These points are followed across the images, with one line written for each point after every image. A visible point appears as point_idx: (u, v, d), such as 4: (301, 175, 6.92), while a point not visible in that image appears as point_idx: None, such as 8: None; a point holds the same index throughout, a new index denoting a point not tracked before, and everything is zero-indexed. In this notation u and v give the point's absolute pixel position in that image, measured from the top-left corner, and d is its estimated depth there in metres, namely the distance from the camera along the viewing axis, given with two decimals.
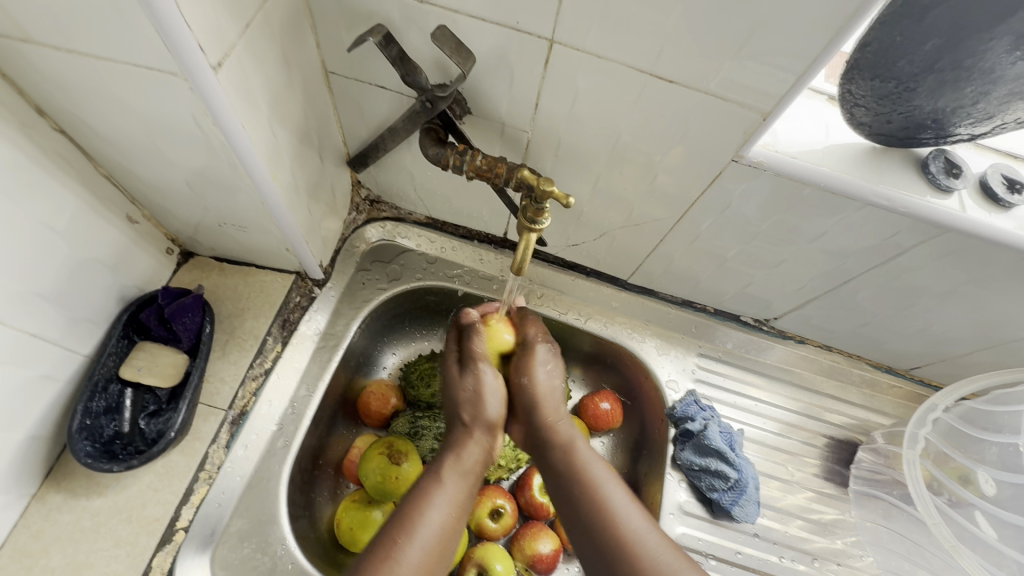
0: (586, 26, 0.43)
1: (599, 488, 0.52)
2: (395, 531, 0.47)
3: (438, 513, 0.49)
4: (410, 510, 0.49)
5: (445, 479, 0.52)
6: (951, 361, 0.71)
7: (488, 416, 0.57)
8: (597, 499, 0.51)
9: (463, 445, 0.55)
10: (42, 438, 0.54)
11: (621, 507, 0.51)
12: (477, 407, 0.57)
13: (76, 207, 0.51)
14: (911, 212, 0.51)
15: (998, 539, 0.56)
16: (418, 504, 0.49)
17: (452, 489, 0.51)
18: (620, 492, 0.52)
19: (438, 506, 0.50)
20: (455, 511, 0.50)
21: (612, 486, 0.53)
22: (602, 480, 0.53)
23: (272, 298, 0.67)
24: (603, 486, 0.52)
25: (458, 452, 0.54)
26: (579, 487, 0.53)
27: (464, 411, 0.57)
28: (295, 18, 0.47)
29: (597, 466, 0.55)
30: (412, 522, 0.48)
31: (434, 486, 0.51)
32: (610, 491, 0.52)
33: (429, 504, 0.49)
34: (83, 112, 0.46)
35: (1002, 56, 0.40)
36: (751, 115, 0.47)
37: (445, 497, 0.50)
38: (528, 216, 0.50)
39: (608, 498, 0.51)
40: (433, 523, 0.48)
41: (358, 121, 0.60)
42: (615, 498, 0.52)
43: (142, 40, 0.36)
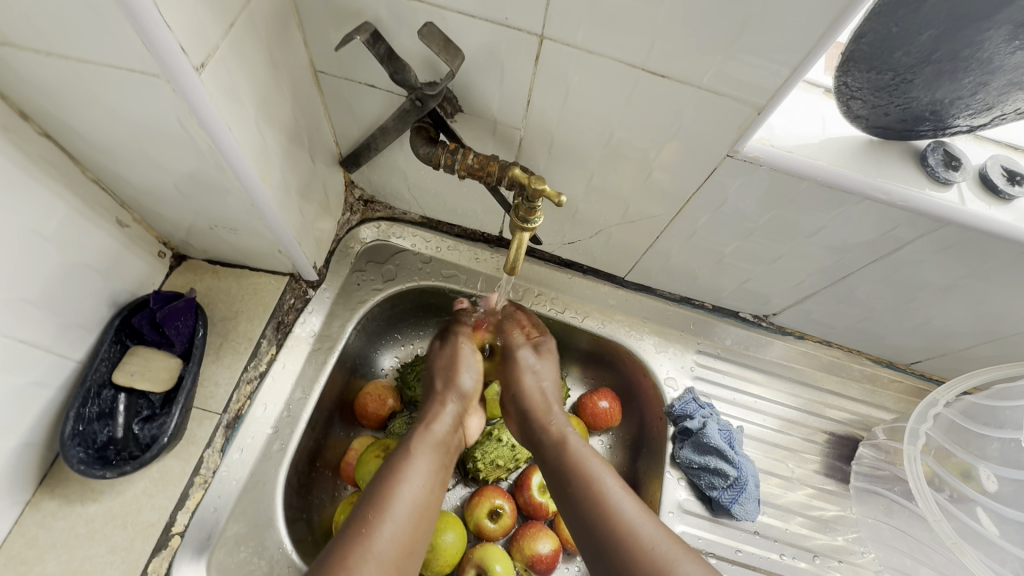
0: (576, 21, 0.43)
1: (594, 479, 0.54)
2: (375, 503, 0.50)
3: (411, 487, 0.52)
4: (383, 483, 0.52)
5: (418, 451, 0.55)
6: (952, 356, 0.70)
7: (464, 387, 0.63)
8: (592, 490, 0.53)
9: (439, 417, 0.59)
10: (35, 444, 0.53)
11: (615, 496, 0.53)
12: (452, 389, 0.62)
13: (65, 212, 0.51)
14: (911, 205, 0.50)
15: (1000, 536, 0.56)
16: (394, 475, 0.52)
17: (424, 462, 0.54)
18: (615, 481, 0.54)
19: (412, 478, 0.53)
20: (427, 484, 0.53)
21: (607, 477, 0.55)
22: (598, 472, 0.55)
23: (265, 301, 0.66)
24: (594, 475, 0.55)
25: (432, 424, 0.59)
26: (575, 481, 0.55)
27: (438, 382, 0.63)
28: (282, 17, 0.47)
29: (593, 459, 0.57)
30: (387, 494, 0.50)
31: (408, 456, 0.54)
32: (605, 482, 0.54)
33: (404, 477, 0.52)
34: (68, 116, 0.45)
35: (1001, 46, 0.39)
36: (745, 109, 0.46)
37: (420, 470, 0.54)
38: (521, 214, 0.50)
39: (603, 488, 0.54)
40: (406, 498, 0.51)
41: (349, 121, 0.60)
42: (609, 486, 0.54)
43: (123, 42, 0.36)
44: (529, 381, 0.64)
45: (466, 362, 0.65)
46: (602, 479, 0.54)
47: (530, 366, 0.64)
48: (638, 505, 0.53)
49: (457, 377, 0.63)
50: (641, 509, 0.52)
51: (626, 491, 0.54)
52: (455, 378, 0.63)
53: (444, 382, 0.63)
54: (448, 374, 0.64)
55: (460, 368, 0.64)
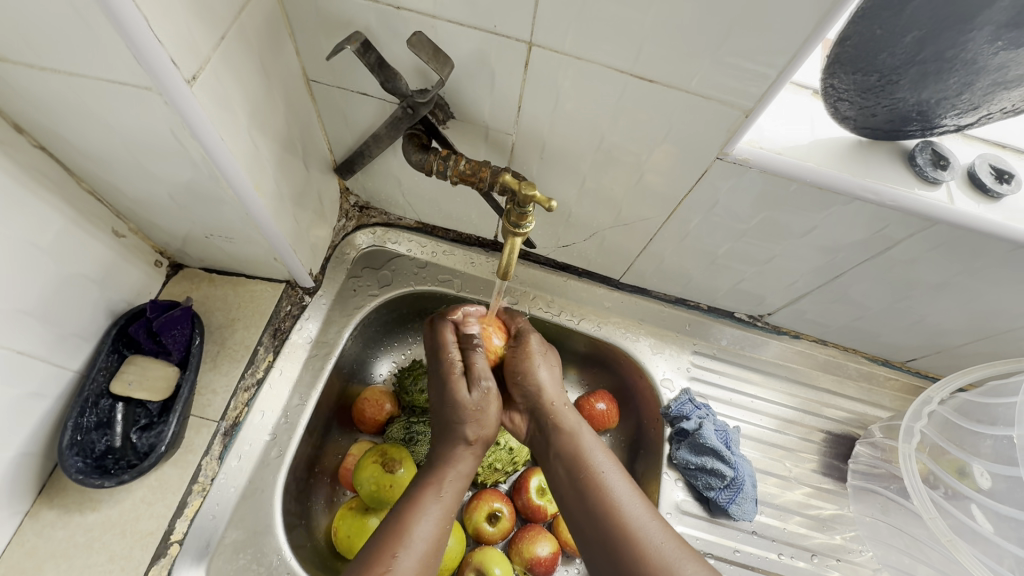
0: (564, 27, 0.43)
1: (600, 475, 0.54)
2: (391, 539, 0.49)
3: (428, 525, 0.51)
4: (401, 521, 0.51)
5: (439, 493, 0.53)
6: (946, 353, 0.71)
7: (488, 425, 0.57)
8: (599, 484, 0.54)
9: (461, 459, 0.56)
10: (34, 454, 0.54)
11: (622, 494, 0.53)
12: (479, 428, 0.57)
13: (61, 223, 0.51)
14: (900, 205, 0.50)
15: (995, 533, 0.56)
16: (410, 514, 0.51)
17: (443, 502, 0.53)
18: (620, 478, 0.55)
19: (431, 516, 0.51)
20: (445, 522, 0.52)
21: (613, 473, 0.55)
22: (603, 467, 0.55)
23: (262, 308, 0.67)
24: (605, 473, 0.55)
25: (453, 462, 0.56)
26: (581, 473, 0.55)
27: (468, 428, 0.57)
28: (273, 27, 0.47)
29: (598, 452, 0.57)
30: (405, 533, 0.49)
31: (426, 495, 0.53)
32: (610, 477, 0.54)
33: (422, 517, 0.51)
34: (63, 129, 0.46)
35: (983, 46, 0.40)
36: (733, 112, 0.46)
37: (437, 508, 0.52)
38: (512, 220, 0.50)
39: (609, 484, 0.54)
40: (424, 537, 0.50)
41: (343, 128, 0.60)
42: (614, 484, 0.54)
43: (113, 56, 0.36)
44: (524, 394, 0.61)
45: (487, 397, 0.58)
46: (607, 476, 0.54)
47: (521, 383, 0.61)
48: (644, 504, 0.53)
49: (482, 416, 0.57)
50: (644, 506, 0.53)
51: (632, 487, 0.54)
52: (465, 405, 0.57)
53: (464, 418, 0.57)
54: (462, 406, 0.57)
55: (484, 407, 0.57)
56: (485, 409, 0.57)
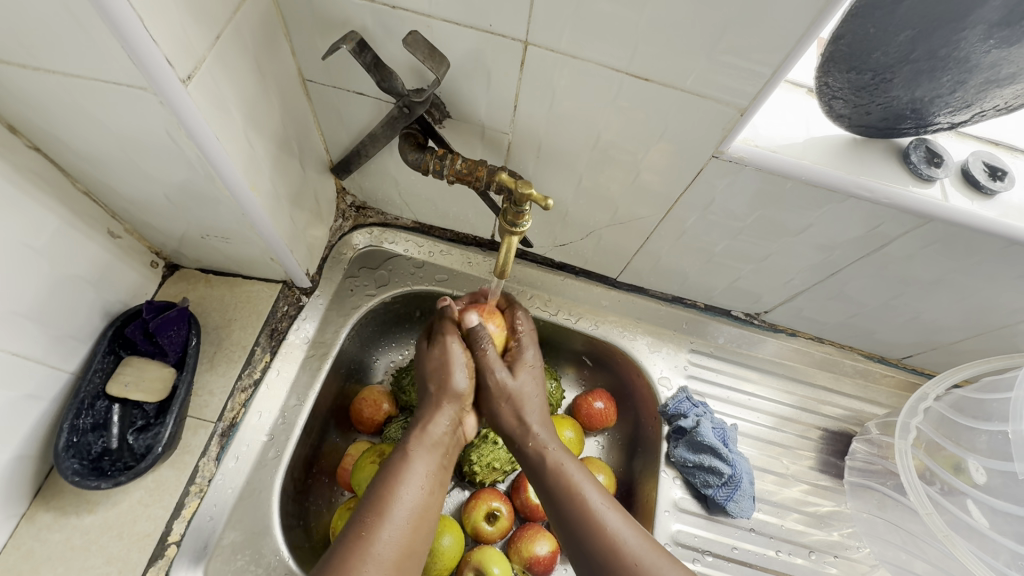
0: (560, 26, 0.43)
1: (577, 490, 0.53)
2: (372, 507, 0.49)
3: (410, 491, 0.51)
4: (381, 489, 0.51)
5: (415, 455, 0.53)
6: (942, 350, 0.71)
7: (454, 386, 0.59)
8: (575, 501, 0.53)
9: (434, 420, 0.57)
10: (30, 456, 0.53)
11: (599, 508, 0.52)
12: (450, 393, 0.58)
13: (57, 224, 0.51)
14: (895, 203, 0.51)
15: (990, 527, 0.56)
16: (391, 480, 0.51)
17: (422, 466, 0.53)
18: (596, 491, 0.54)
19: (413, 482, 0.52)
20: (427, 488, 0.52)
21: (589, 485, 0.54)
22: (578, 481, 0.54)
23: (258, 308, 0.67)
24: (581, 489, 0.54)
25: (427, 426, 0.56)
26: (556, 490, 0.54)
27: (433, 383, 0.59)
28: (269, 26, 0.47)
29: (572, 465, 0.56)
30: (385, 500, 0.50)
31: (407, 460, 0.53)
32: (587, 492, 0.53)
33: (402, 483, 0.51)
34: (58, 130, 0.46)
35: (976, 45, 0.40)
36: (728, 110, 0.46)
37: (418, 475, 0.52)
38: (509, 218, 0.51)
39: (586, 499, 0.53)
40: (405, 503, 0.50)
41: (339, 128, 0.60)
42: (591, 497, 0.53)
43: (108, 55, 0.36)
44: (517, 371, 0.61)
45: (456, 360, 0.59)
46: (585, 492, 0.53)
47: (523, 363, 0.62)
48: (621, 516, 0.53)
49: (451, 377, 0.59)
50: (621, 518, 0.53)
51: (611, 502, 0.54)
52: (448, 378, 0.59)
53: (438, 386, 0.59)
54: (439, 375, 0.59)
55: (449, 367, 0.59)
56: (450, 365, 0.59)
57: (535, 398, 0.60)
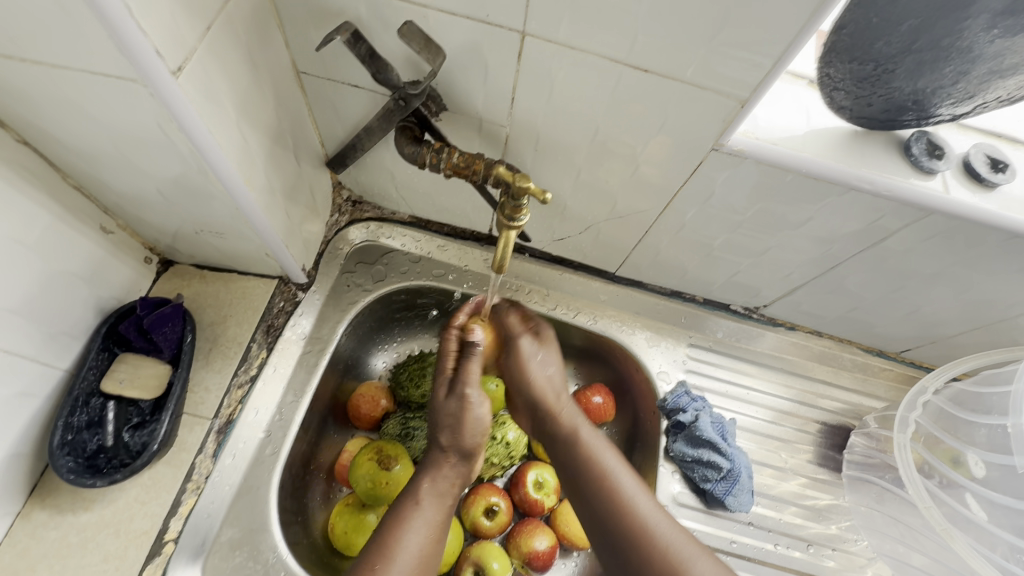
0: (558, 17, 0.43)
1: (610, 478, 0.54)
2: (380, 556, 0.48)
3: (414, 538, 0.50)
4: (388, 534, 0.50)
5: (423, 502, 0.52)
6: (940, 343, 0.71)
7: (465, 443, 0.56)
8: (609, 489, 0.54)
9: (443, 471, 0.55)
10: (23, 455, 0.53)
11: (632, 495, 0.53)
12: (464, 447, 0.56)
13: (47, 221, 0.50)
14: (896, 195, 0.50)
15: (989, 520, 0.56)
16: (398, 531, 0.50)
17: (429, 513, 0.52)
18: (631, 478, 0.54)
19: (421, 530, 0.51)
20: (433, 537, 0.51)
21: (619, 470, 0.55)
22: (612, 469, 0.55)
23: (255, 304, 0.66)
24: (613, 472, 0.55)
25: (438, 476, 0.55)
26: (590, 473, 0.55)
27: (444, 438, 0.56)
28: (261, 18, 0.46)
29: (604, 453, 0.57)
30: (390, 547, 0.49)
31: (412, 510, 0.52)
32: (622, 480, 0.54)
33: (406, 528, 0.50)
34: (47, 123, 0.45)
35: (979, 35, 0.39)
36: (728, 102, 0.46)
37: (424, 522, 0.51)
38: (506, 213, 0.50)
39: (619, 484, 0.54)
40: (412, 551, 0.49)
41: (334, 121, 0.59)
42: (626, 485, 0.54)
43: (95, 45, 0.35)
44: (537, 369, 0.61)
45: (476, 412, 0.56)
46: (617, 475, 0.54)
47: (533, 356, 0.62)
48: (654, 503, 0.53)
49: (463, 435, 0.56)
50: (654, 503, 0.53)
51: (643, 487, 0.54)
52: (464, 434, 0.56)
53: (446, 392, 0.58)
54: (456, 427, 0.56)
55: (464, 424, 0.56)
56: (467, 419, 0.56)
57: (557, 385, 0.61)
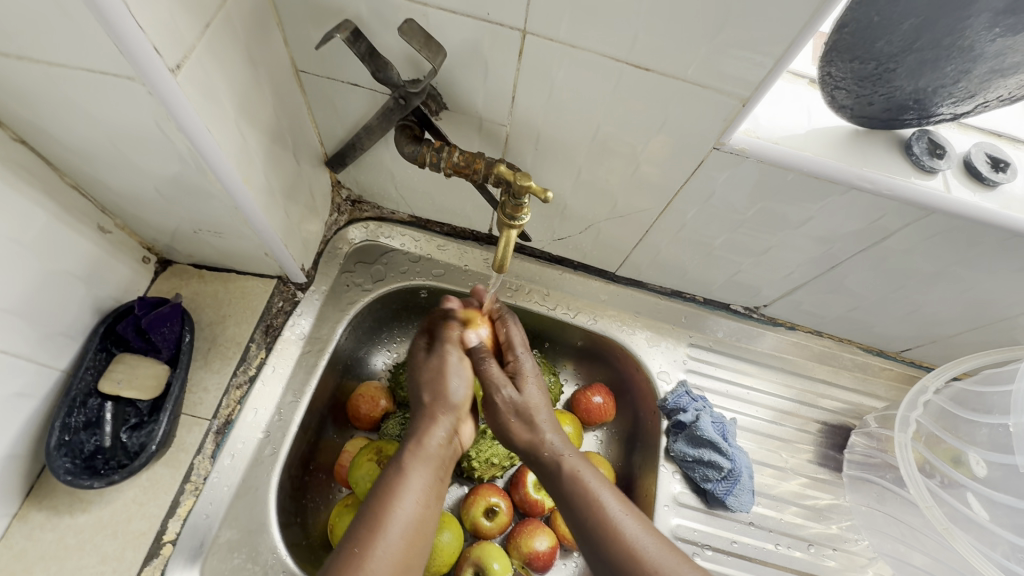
0: (559, 16, 0.42)
1: (595, 499, 0.53)
2: (369, 521, 0.48)
3: (406, 505, 0.50)
4: (380, 500, 0.50)
5: (412, 467, 0.52)
6: (941, 343, 0.71)
7: (450, 395, 0.58)
8: (594, 513, 0.52)
9: (429, 432, 0.56)
10: (20, 456, 0.53)
11: (616, 514, 0.51)
12: (445, 404, 0.57)
13: (44, 220, 0.50)
14: (897, 194, 0.50)
15: (990, 520, 0.56)
16: (387, 495, 0.50)
17: (419, 478, 0.52)
18: (614, 497, 0.53)
19: (409, 495, 0.50)
20: (424, 501, 0.51)
21: (603, 489, 0.53)
22: (597, 489, 0.53)
23: (253, 305, 0.66)
24: (596, 493, 0.53)
25: (423, 438, 0.55)
26: (574, 495, 0.53)
27: (427, 393, 0.58)
28: (260, 16, 0.46)
29: (588, 472, 0.55)
30: (382, 515, 0.49)
31: (402, 475, 0.51)
32: (605, 499, 0.52)
33: (397, 495, 0.50)
34: (44, 121, 0.45)
35: (981, 33, 0.39)
36: (730, 101, 0.46)
37: (415, 487, 0.51)
38: (507, 212, 0.50)
39: (603, 506, 0.52)
40: (403, 516, 0.49)
41: (334, 120, 0.59)
42: (609, 504, 0.52)
43: (93, 42, 0.35)
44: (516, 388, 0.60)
45: (454, 370, 0.59)
46: (600, 493, 0.53)
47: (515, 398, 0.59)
48: (639, 521, 0.52)
49: (445, 384, 0.59)
50: (640, 523, 0.51)
51: (627, 507, 0.53)
52: (444, 390, 0.58)
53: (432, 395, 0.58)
54: (435, 384, 0.59)
55: (444, 372, 0.59)
56: (446, 372, 0.59)
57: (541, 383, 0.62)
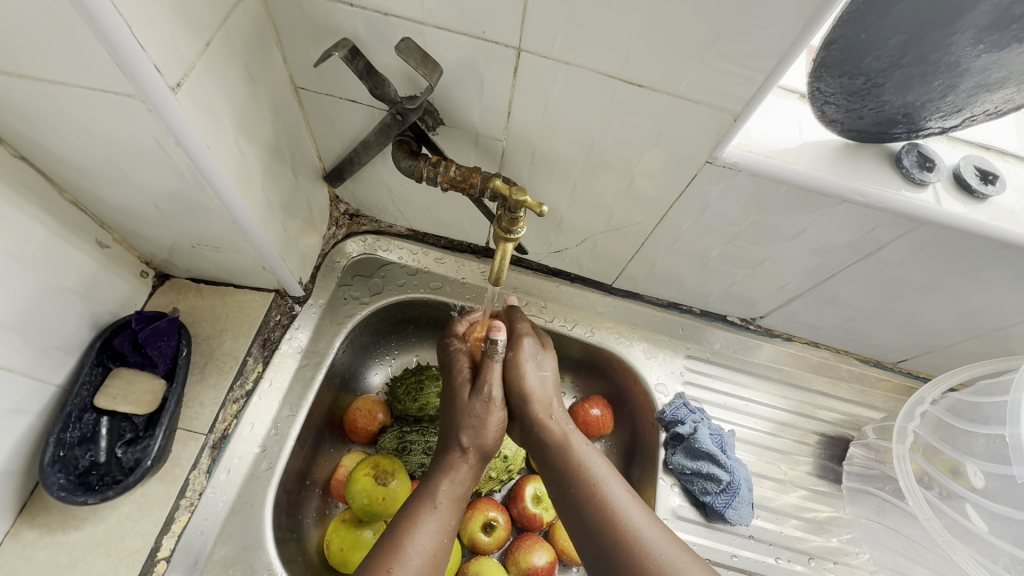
0: (552, 34, 0.43)
1: (599, 486, 0.52)
2: (387, 552, 0.49)
3: (424, 538, 0.51)
4: (400, 535, 0.51)
5: (439, 505, 0.53)
6: (936, 353, 0.71)
7: (488, 444, 0.57)
8: (597, 498, 0.52)
9: (462, 472, 0.56)
10: (14, 473, 0.52)
11: (621, 502, 0.51)
12: (481, 447, 0.57)
13: (42, 236, 0.50)
14: (888, 207, 0.51)
15: (990, 532, 0.54)
16: (408, 528, 0.51)
17: (442, 516, 0.53)
18: (620, 486, 0.53)
19: (433, 531, 0.51)
20: (445, 537, 0.52)
21: (608, 475, 0.53)
22: (602, 476, 0.53)
23: (250, 319, 0.66)
24: (603, 482, 0.52)
25: (454, 478, 0.55)
26: (577, 480, 0.53)
27: (466, 438, 0.57)
28: (260, 34, 0.47)
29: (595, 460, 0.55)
30: (402, 549, 0.49)
31: (426, 510, 0.52)
32: (610, 488, 0.52)
33: (417, 529, 0.51)
34: (46, 139, 0.45)
35: (966, 49, 0.40)
36: (721, 116, 0.46)
37: (435, 522, 0.52)
38: (503, 225, 0.50)
39: (609, 496, 0.52)
40: (422, 550, 0.50)
41: (332, 136, 0.60)
42: (614, 493, 0.52)
43: (93, 60, 0.35)
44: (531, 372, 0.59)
45: (494, 416, 0.58)
46: (604, 482, 0.53)
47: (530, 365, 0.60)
48: (643, 511, 0.51)
49: (485, 436, 0.57)
50: (644, 514, 0.51)
51: (631, 496, 0.52)
52: (483, 430, 0.57)
53: (472, 438, 0.57)
54: (473, 423, 0.57)
55: (486, 425, 0.57)
56: (489, 420, 0.57)
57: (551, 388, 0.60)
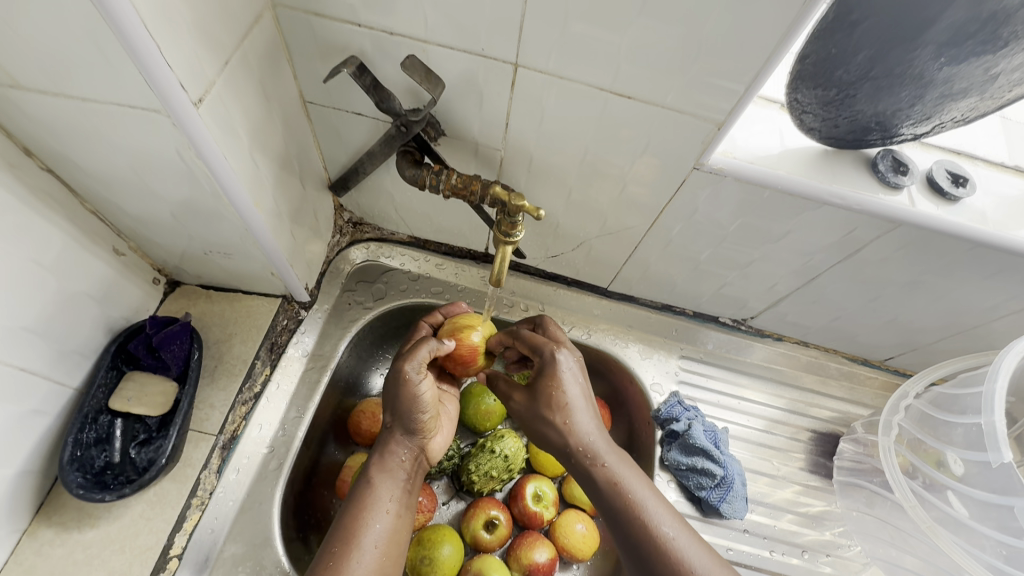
0: (548, 50, 0.46)
1: (639, 506, 0.53)
2: (342, 538, 0.51)
3: (375, 520, 0.53)
4: (350, 517, 0.53)
5: (375, 483, 0.55)
6: (921, 350, 0.74)
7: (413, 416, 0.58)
8: (636, 515, 0.52)
9: (394, 449, 0.58)
10: (32, 472, 0.54)
11: (658, 519, 0.52)
12: (408, 421, 0.58)
13: (64, 244, 0.53)
14: (866, 209, 0.54)
15: (970, 517, 0.57)
16: (357, 511, 0.53)
17: (383, 496, 0.54)
18: (653, 497, 0.54)
19: (381, 509, 0.54)
20: (394, 512, 0.54)
21: (642, 490, 0.54)
22: (643, 498, 0.54)
23: (258, 322, 0.68)
24: (641, 500, 0.53)
25: (387, 453, 0.58)
26: (615, 498, 0.54)
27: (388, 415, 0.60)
28: (272, 52, 0.50)
29: (633, 479, 0.55)
30: (355, 531, 0.51)
31: (369, 489, 0.55)
32: (647, 503, 0.53)
33: (366, 511, 0.53)
34: (70, 152, 0.48)
35: (929, 63, 0.43)
36: (706, 125, 0.49)
37: (382, 503, 0.54)
38: (503, 229, 0.53)
39: (648, 513, 0.53)
40: (375, 533, 0.52)
41: (338, 147, 0.63)
42: (653, 508, 0.53)
43: (124, 79, 0.38)
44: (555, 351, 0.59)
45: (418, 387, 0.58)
46: (641, 496, 0.54)
47: (570, 369, 0.59)
48: (680, 524, 0.53)
49: (414, 411, 0.58)
50: (681, 527, 0.52)
51: (667, 508, 0.54)
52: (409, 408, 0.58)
53: (393, 415, 0.59)
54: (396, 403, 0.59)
55: (410, 399, 0.58)
56: (410, 395, 0.57)
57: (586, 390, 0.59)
